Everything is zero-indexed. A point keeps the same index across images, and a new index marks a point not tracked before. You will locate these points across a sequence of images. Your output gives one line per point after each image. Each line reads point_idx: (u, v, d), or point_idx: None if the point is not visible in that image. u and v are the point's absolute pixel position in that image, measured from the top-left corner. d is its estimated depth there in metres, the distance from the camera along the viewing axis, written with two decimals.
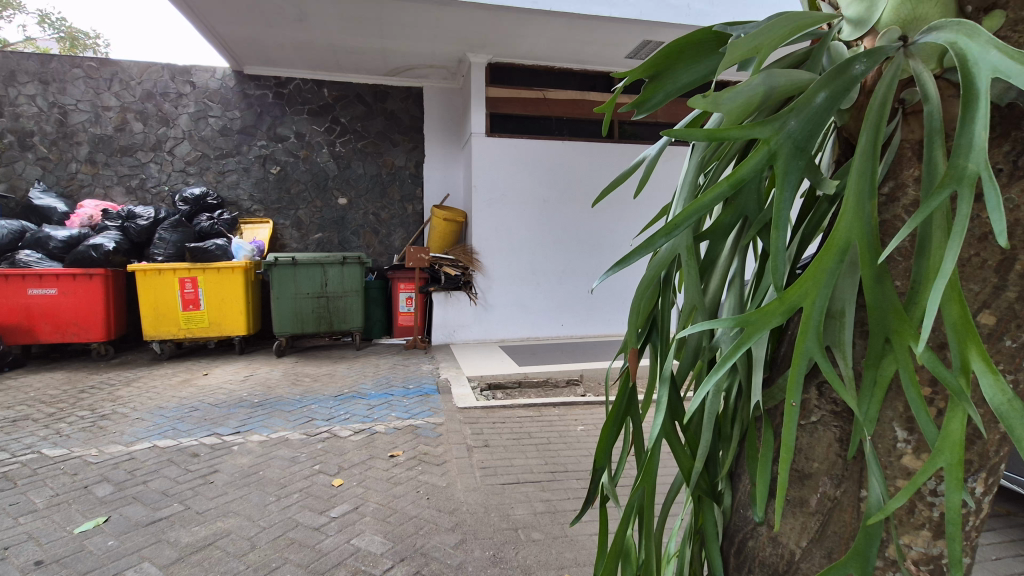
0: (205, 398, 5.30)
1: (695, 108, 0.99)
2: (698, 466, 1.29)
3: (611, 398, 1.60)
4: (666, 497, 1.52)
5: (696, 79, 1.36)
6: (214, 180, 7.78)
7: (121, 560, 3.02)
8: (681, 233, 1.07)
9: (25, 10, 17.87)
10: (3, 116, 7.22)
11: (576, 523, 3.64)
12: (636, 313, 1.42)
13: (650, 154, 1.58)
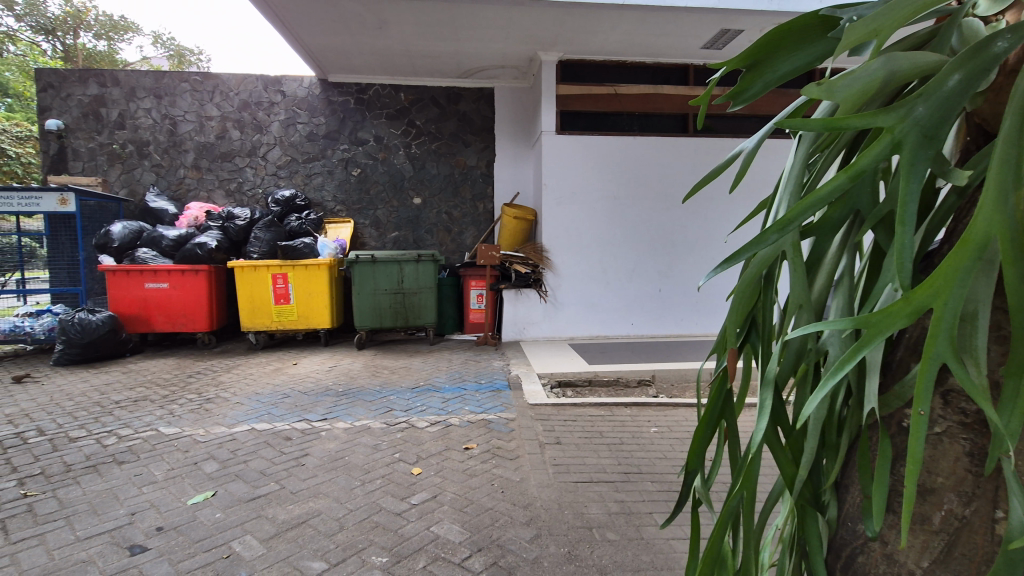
0: (295, 386, 5.68)
1: (808, 96, 0.95)
2: (802, 474, 1.22)
3: (704, 400, 1.54)
4: (764, 504, 1.46)
5: (800, 67, 1.28)
6: (301, 182, 8.30)
7: (228, 532, 3.30)
8: (792, 228, 1.03)
9: (141, 33, 19.89)
10: (124, 128, 8.06)
11: (666, 525, 3.60)
12: (735, 311, 1.37)
13: (747, 146, 1.52)
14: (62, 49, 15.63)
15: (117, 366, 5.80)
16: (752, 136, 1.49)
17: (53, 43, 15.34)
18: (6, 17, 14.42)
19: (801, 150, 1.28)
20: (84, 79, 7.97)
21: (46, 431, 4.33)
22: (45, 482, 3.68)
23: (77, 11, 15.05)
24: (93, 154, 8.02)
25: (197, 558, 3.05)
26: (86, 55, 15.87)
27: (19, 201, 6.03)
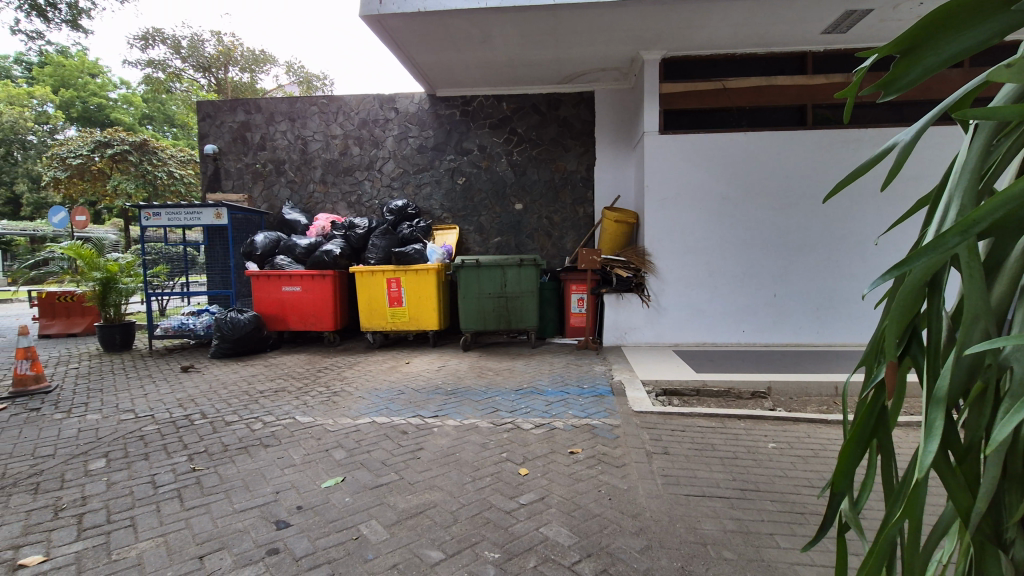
0: (409, 383, 6.05)
1: (998, 82, 0.89)
2: (983, 507, 1.05)
3: (849, 418, 1.32)
4: (928, 537, 1.24)
5: (974, 46, 0.99)
6: (412, 192, 8.83)
7: (356, 515, 3.56)
8: (980, 229, 0.93)
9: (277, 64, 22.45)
10: (265, 149, 9.11)
11: (808, 550, 3.30)
12: (897, 327, 1.13)
13: (902, 139, 1.27)
14: (216, 83, 17.99)
15: (260, 360, 6.52)
16: (912, 126, 1.24)
17: (209, 78, 17.75)
18: (175, 59, 16.93)
19: (979, 139, 1.09)
20: (234, 108, 9.13)
21: (207, 414, 4.75)
22: (209, 460, 4.03)
23: (228, 49, 17.28)
24: (241, 173, 9.15)
25: (331, 536, 3.31)
26: (234, 86, 18.16)
27: (185, 216, 6.95)
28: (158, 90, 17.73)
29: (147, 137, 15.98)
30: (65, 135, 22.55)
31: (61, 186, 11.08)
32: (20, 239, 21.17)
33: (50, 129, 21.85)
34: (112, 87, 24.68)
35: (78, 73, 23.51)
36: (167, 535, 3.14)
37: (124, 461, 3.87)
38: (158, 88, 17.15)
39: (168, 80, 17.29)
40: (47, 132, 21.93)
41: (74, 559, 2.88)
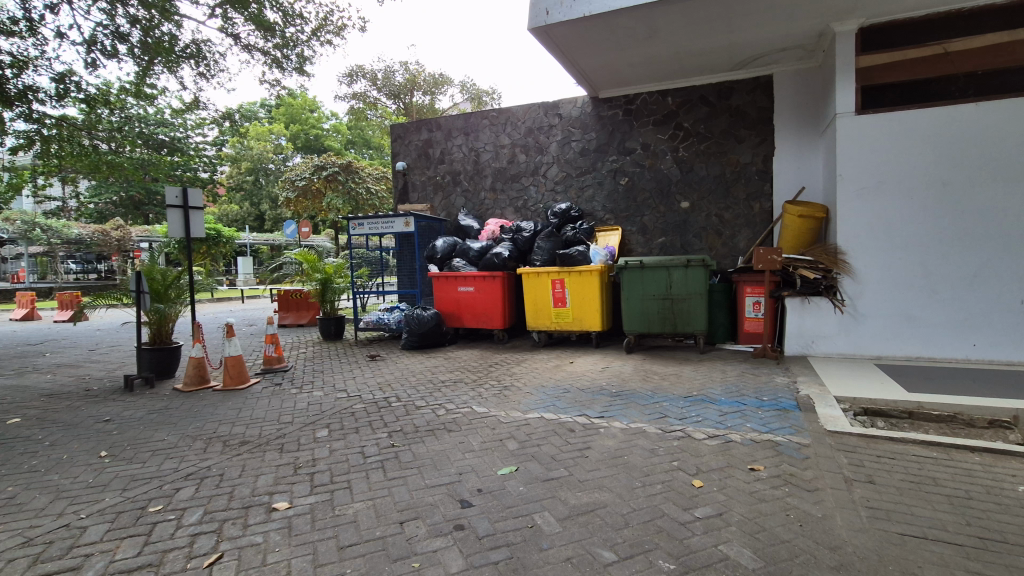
0: (574, 382, 6.17)
1: None
2: None
3: None
4: None
5: None
6: (575, 195, 8.97)
7: (531, 504, 3.69)
8: None
9: (453, 85, 24.58)
10: (444, 162, 10.05)
11: None
12: None
13: None
14: (403, 107, 20.39)
15: (440, 353, 7.20)
16: None
17: (398, 104, 20.20)
18: (372, 90, 19.54)
19: None
20: (420, 128, 10.25)
21: (401, 398, 5.37)
22: (405, 438, 4.49)
23: (413, 76, 19.42)
24: (425, 185, 10.24)
25: (509, 521, 3.47)
26: (418, 108, 20.31)
27: (382, 225, 8.02)
28: (360, 119, 20.69)
29: (352, 159, 18.71)
30: (293, 162, 27.51)
31: (293, 204, 13.55)
32: (263, 247, 26.38)
33: (283, 158, 26.84)
34: (325, 120, 29.45)
35: (302, 110, 28.53)
36: (375, 500, 3.53)
37: (340, 432, 4.44)
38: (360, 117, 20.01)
39: (367, 109, 20.02)
40: (281, 161, 26.99)
41: (309, 508, 3.33)
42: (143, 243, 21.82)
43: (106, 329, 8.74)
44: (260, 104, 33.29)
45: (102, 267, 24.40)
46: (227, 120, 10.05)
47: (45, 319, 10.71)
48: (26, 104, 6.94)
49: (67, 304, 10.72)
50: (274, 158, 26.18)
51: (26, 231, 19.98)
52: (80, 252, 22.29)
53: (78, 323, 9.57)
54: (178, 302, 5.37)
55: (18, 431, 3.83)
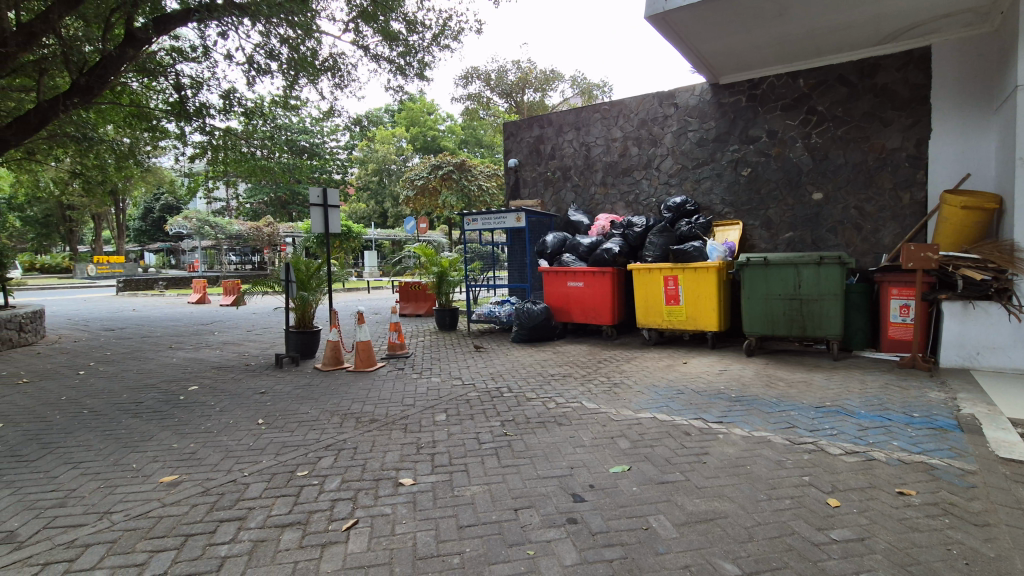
0: (689, 384, 5.88)
1: None
2: None
3: None
4: None
5: None
6: (691, 188, 8.55)
7: (646, 506, 3.51)
8: None
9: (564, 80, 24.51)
10: (554, 158, 10.11)
11: None
12: None
13: None
14: (515, 105, 20.82)
15: (549, 347, 7.26)
16: None
17: (510, 102, 20.67)
18: (486, 90, 20.15)
19: None
20: (531, 125, 10.40)
21: (512, 388, 5.48)
22: (517, 427, 4.53)
23: (525, 74, 19.72)
24: (536, 181, 10.37)
25: (623, 521, 3.33)
26: (529, 105, 20.57)
27: (494, 220, 8.21)
28: (474, 119, 21.47)
29: (466, 158, 19.47)
30: (412, 163, 29.31)
31: (413, 202, 14.43)
32: (385, 242, 28.43)
33: (403, 159, 28.75)
34: (440, 121, 30.97)
35: (420, 114, 30.26)
36: (491, 484, 3.60)
37: (457, 417, 4.62)
38: (474, 117, 20.75)
39: (480, 109, 20.69)
40: (403, 162, 28.51)
41: (431, 486, 3.48)
42: (287, 238, 24.61)
43: (260, 312, 9.97)
44: (384, 109, 35.92)
45: (255, 259, 28.02)
46: (357, 125, 10.94)
47: (213, 303, 12.48)
48: (201, 118, 8.09)
49: (230, 291, 12.40)
50: (396, 159, 28.07)
51: (200, 228, 23.85)
52: (239, 247, 25.72)
53: (237, 307, 11.02)
54: (318, 291, 5.95)
55: (196, 396, 4.48)
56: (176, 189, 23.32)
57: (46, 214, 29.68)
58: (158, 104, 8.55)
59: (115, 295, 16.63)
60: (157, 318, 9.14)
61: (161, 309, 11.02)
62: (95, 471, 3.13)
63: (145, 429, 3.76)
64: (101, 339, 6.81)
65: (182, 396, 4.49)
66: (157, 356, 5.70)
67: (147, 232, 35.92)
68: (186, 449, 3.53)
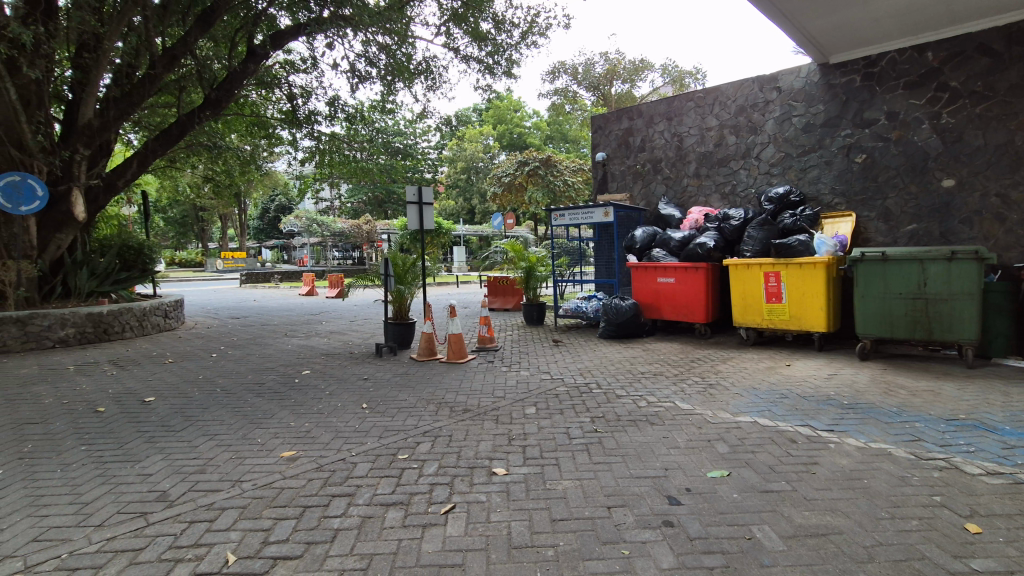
0: (793, 388, 5.46)
1: None
2: None
3: None
4: None
5: None
6: (795, 178, 7.92)
7: (748, 514, 3.27)
8: None
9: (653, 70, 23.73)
10: (644, 150, 9.82)
11: None
12: None
13: None
14: (602, 98, 20.53)
15: (638, 344, 7.08)
16: None
17: (597, 95, 20.40)
18: (574, 84, 19.97)
19: None
20: (620, 117, 10.18)
21: (601, 385, 5.41)
22: (607, 424, 4.45)
23: (614, 65, 19.32)
24: (624, 175, 10.14)
25: (724, 528, 3.13)
26: (617, 98, 20.19)
27: (582, 215, 8.12)
28: (560, 114, 21.45)
29: (553, 153, 19.46)
30: (498, 160, 29.88)
31: (500, 199, 14.64)
32: (473, 238, 29.27)
33: (490, 156, 29.43)
34: (526, 118, 31.23)
35: (507, 111, 30.70)
36: (582, 480, 3.55)
37: (547, 411, 4.62)
38: (562, 112, 20.68)
39: (567, 104, 20.61)
40: (490, 159, 29.86)
41: (523, 478, 3.51)
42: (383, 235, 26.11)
43: (360, 304, 10.65)
44: (471, 109, 36.84)
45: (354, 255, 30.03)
46: (447, 125, 11.31)
47: (320, 295, 13.52)
48: (310, 125, 8.78)
49: (334, 284, 13.38)
50: (483, 157, 28.78)
51: (309, 226, 26.61)
52: (340, 244, 27.68)
53: (340, 300, 11.84)
54: (414, 284, 6.21)
55: (309, 380, 4.88)
56: (287, 191, 25.56)
57: (183, 215, 33.76)
58: (274, 114, 9.37)
59: (239, 286, 18.61)
60: (274, 308, 10.07)
61: (277, 300, 12.14)
62: (227, 443, 3.49)
63: (267, 408, 4.15)
64: (228, 326, 7.62)
65: (297, 379, 4.90)
66: (274, 343, 6.28)
67: (263, 231, 39.72)
68: (302, 427, 3.86)
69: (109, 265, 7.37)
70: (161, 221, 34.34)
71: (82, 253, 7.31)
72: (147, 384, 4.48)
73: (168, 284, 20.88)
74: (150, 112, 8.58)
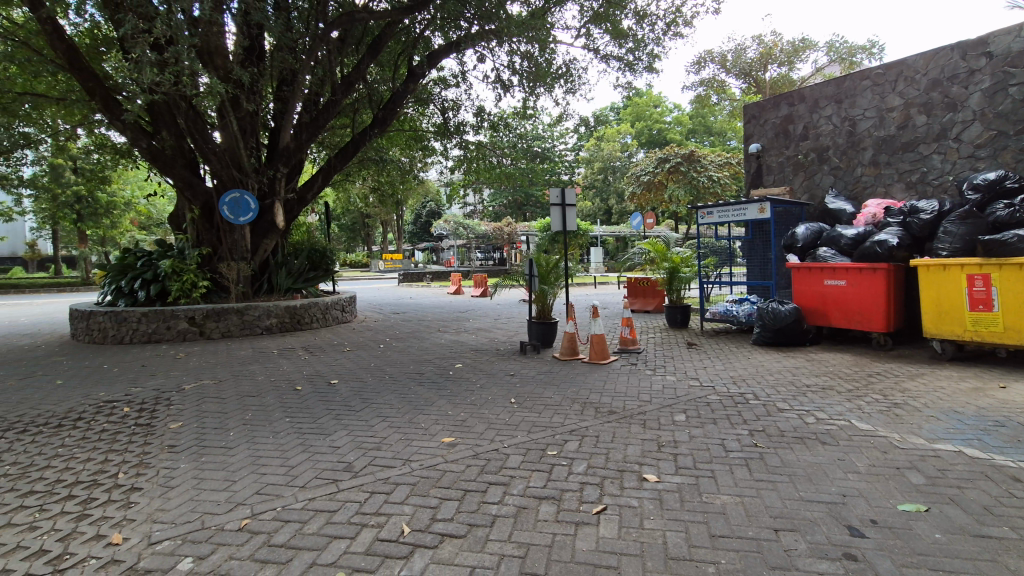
0: (1013, 416, 4.45)
1: None
2: None
3: None
4: None
5: None
6: (1012, 161, 6.48)
7: (957, 561, 2.64)
8: None
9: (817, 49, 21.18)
10: (808, 139, 8.85)
11: None
12: None
13: None
14: (755, 84, 18.96)
15: (800, 353, 6.38)
16: None
17: (748, 81, 18.89)
18: (721, 73, 18.68)
19: None
20: (778, 104, 9.33)
21: (759, 395, 4.96)
22: (768, 439, 4.05)
23: (769, 49, 17.70)
24: (783, 166, 9.26)
25: (924, 572, 2.57)
26: (773, 83, 18.49)
27: (733, 212, 7.54)
28: (706, 106, 20.30)
29: (698, 148, 18.44)
30: (636, 159, 29.17)
31: (639, 199, 14.11)
32: (609, 239, 28.91)
33: (628, 155, 28.95)
34: (667, 113, 29.99)
35: (646, 107, 29.79)
36: (743, 497, 3.24)
37: (698, 420, 4.37)
38: (707, 104, 19.49)
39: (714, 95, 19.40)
40: (627, 157, 29.39)
41: (677, 487, 3.33)
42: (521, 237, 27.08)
43: (504, 303, 11.15)
44: (610, 108, 36.49)
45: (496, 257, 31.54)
46: (586, 125, 11.32)
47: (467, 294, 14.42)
48: (459, 135, 9.43)
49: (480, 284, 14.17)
50: (621, 156, 28.46)
51: (456, 229, 28.66)
52: (483, 247, 29.28)
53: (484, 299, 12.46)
54: (556, 284, 6.30)
55: (462, 373, 5.22)
56: (437, 197, 27.71)
57: (352, 222, 38.45)
58: (427, 126, 10.18)
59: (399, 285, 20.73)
60: (427, 305, 10.97)
61: (430, 297, 13.23)
62: (398, 425, 3.88)
63: (428, 396, 4.52)
64: (391, 320, 8.48)
65: (452, 371, 5.28)
66: (431, 337, 6.83)
67: (415, 235, 43.57)
68: (458, 416, 4.13)
69: (301, 265, 8.52)
70: (336, 228, 39.51)
71: (282, 254, 8.58)
72: (332, 367, 5.17)
73: (342, 282, 23.99)
74: (333, 133, 9.91)
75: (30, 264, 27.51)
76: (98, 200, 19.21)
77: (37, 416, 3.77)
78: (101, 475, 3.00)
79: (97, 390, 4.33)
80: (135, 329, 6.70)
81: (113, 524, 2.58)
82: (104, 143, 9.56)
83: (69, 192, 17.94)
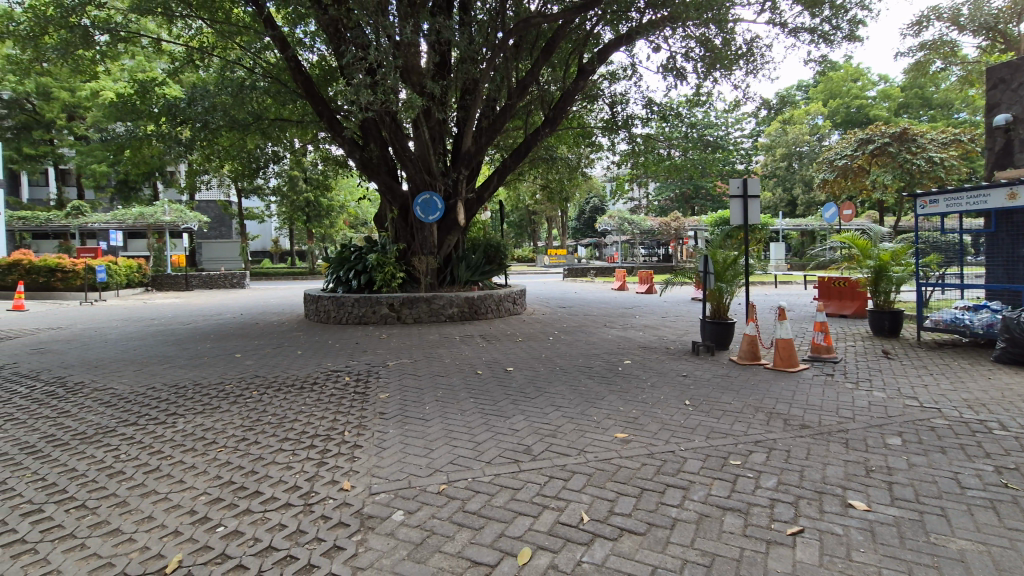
0: None
1: None
2: None
3: None
4: None
5: None
6: None
7: None
8: None
9: None
10: None
11: None
12: None
13: None
14: (1002, 40, 15.24)
15: None
16: None
17: (993, 38, 15.26)
18: (952, 32, 15.35)
19: None
20: None
21: (1007, 425, 3.99)
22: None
23: None
24: None
25: None
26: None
27: (968, 201, 6.15)
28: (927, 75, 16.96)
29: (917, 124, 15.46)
30: (829, 142, 25.61)
31: (830, 188, 12.21)
32: (790, 233, 25.85)
33: (819, 138, 25.63)
34: (870, 87, 25.68)
35: (843, 82, 25.92)
36: (990, 545, 2.58)
37: (919, 446, 3.67)
38: (930, 71, 16.23)
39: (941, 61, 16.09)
40: (817, 141, 25.91)
41: (894, 520, 2.80)
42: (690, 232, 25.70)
43: (672, 301, 10.72)
44: (798, 87, 32.59)
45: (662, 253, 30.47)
46: (768, 108, 10.28)
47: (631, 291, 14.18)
48: (626, 128, 9.28)
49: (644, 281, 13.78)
50: (809, 140, 25.51)
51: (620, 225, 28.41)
52: (647, 242, 28.49)
53: (651, 296, 12.10)
54: (734, 283, 5.89)
55: (631, 369, 5.16)
56: (600, 192, 27.65)
57: (519, 220, 40.25)
58: (595, 122, 10.18)
59: (565, 279, 21.26)
60: (592, 300, 11.05)
61: (595, 293, 13.30)
62: (571, 416, 3.99)
63: (599, 390, 4.56)
64: (559, 314, 8.73)
65: (620, 366, 5.25)
66: (598, 332, 6.88)
67: (578, 231, 43.94)
68: (630, 413, 4.09)
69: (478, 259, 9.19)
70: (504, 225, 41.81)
71: (463, 249, 9.34)
72: (507, 355, 5.53)
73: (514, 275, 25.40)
74: (506, 134, 10.49)
75: (274, 257, 34.27)
76: (322, 204, 23.08)
77: (288, 377, 4.71)
78: (334, 431, 3.62)
79: (326, 361, 5.24)
80: (350, 312, 7.93)
81: (343, 472, 3.08)
82: (327, 157, 11.39)
83: (302, 198, 21.93)
